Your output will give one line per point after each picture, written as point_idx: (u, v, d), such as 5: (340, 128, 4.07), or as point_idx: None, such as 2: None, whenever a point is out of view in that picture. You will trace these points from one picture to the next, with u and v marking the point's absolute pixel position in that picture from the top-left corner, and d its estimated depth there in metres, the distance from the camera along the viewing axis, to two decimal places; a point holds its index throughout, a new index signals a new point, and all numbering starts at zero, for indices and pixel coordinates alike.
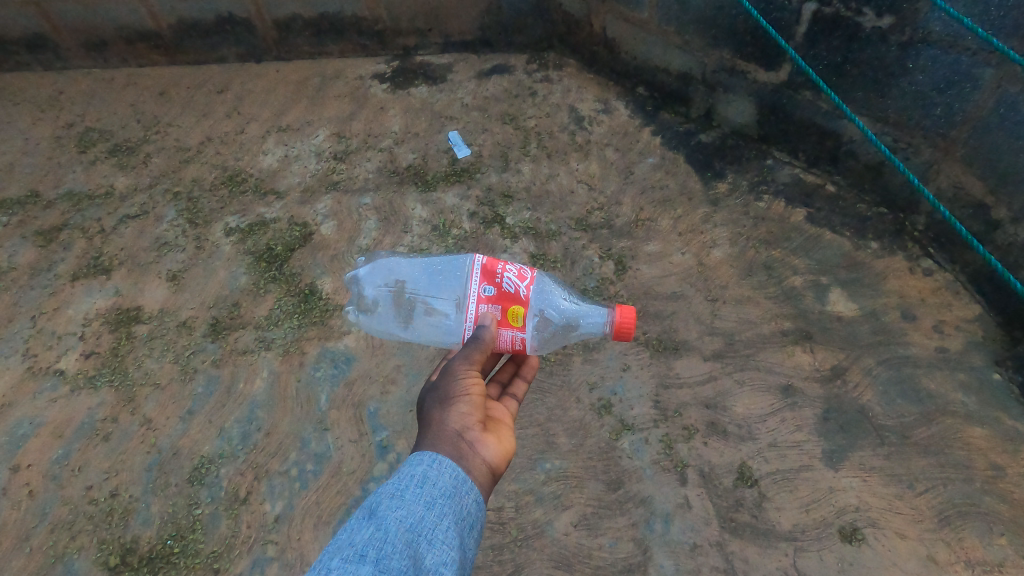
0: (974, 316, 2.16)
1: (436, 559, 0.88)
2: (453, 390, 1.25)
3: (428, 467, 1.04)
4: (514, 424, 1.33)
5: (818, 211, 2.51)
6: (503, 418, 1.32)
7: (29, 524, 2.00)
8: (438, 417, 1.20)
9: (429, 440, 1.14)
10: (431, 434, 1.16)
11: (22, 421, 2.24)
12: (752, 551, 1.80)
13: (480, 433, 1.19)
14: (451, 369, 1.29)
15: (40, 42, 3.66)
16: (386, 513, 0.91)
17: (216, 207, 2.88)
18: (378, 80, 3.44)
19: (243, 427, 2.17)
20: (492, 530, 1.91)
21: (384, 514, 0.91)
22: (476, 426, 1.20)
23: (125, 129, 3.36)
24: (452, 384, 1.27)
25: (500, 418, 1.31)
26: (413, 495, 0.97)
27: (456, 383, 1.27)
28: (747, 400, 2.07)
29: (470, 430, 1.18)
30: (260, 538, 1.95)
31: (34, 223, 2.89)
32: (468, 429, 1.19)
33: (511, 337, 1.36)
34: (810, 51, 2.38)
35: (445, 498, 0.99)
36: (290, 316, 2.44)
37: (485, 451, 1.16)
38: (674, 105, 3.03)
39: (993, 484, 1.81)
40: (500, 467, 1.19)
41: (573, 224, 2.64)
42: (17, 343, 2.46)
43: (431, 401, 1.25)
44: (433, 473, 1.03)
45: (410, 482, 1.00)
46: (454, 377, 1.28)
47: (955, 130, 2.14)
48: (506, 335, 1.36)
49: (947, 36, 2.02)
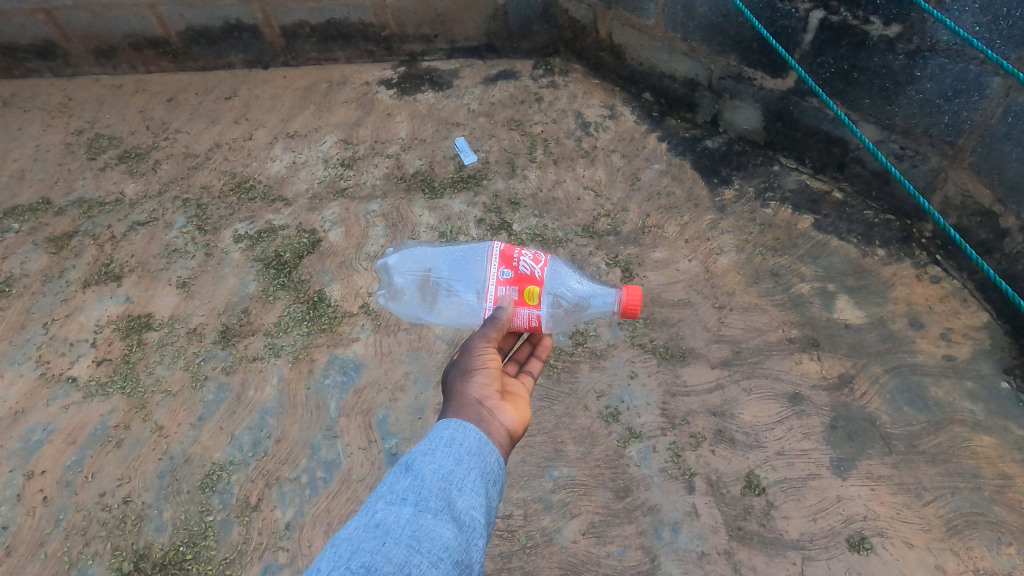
0: (982, 324, 2.16)
1: (467, 504, 0.93)
2: (472, 363, 1.27)
3: (454, 429, 1.07)
4: (530, 398, 1.34)
5: (824, 218, 2.52)
6: (520, 392, 1.33)
7: (44, 531, 2.03)
8: (459, 388, 1.22)
9: (452, 407, 1.15)
10: (453, 402, 1.17)
11: (36, 427, 2.27)
12: (761, 559, 1.80)
13: (499, 402, 1.21)
14: (469, 345, 1.31)
15: (51, 49, 3.70)
16: (421, 465, 0.96)
17: (225, 214, 2.90)
18: (384, 86, 3.46)
19: (254, 434, 2.19)
20: (501, 538, 1.93)
21: (419, 466, 0.96)
22: (495, 395, 1.22)
23: (135, 135, 3.39)
24: (471, 358, 1.28)
25: (518, 392, 1.33)
26: (443, 451, 1.00)
27: (475, 357, 1.28)
28: (755, 408, 2.08)
29: (489, 398, 1.20)
30: (272, 544, 1.97)
31: (45, 230, 2.92)
32: (487, 397, 1.21)
33: (527, 315, 1.38)
34: (816, 58, 2.39)
35: (472, 454, 1.02)
36: (299, 322, 2.46)
37: (505, 417, 1.18)
38: (680, 111, 3.05)
39: (1001, 493, 1.82)
40: (518, 434, 1.21)
41: (579, 231, 2.65)
42: (30, 350, 2.48)
43: (452, 374, 1.27)
44: (458, 434, 1.05)
45: (438, 441, 1.03)
46: (472, 352, 1.29)
47: (962, 138, 2.14)
48: (522, 313, 1.38)
49: (954, 46, 2.02)
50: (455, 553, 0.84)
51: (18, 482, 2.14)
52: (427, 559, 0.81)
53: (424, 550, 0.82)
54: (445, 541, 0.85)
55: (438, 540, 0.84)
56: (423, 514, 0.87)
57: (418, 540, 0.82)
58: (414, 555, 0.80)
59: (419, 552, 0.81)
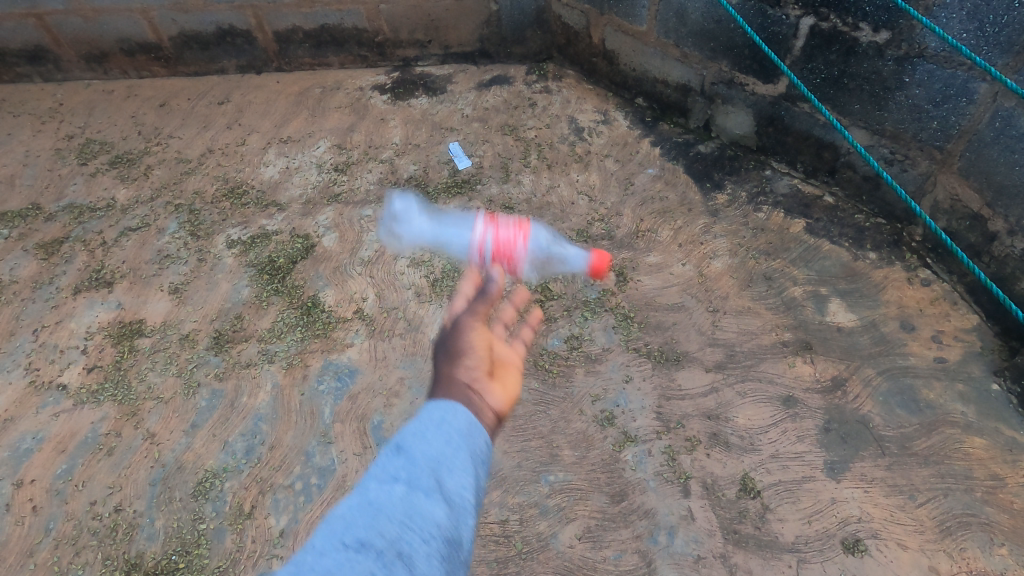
0: (972, 326, 2.18)
1: (460, 484, 0.89)
2: (459, 344, 1.20)
3: (441, 409, 1.00)
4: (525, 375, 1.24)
5: (816, 222, 2.54)
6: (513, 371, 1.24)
7: (33, 541, 2.00)
8: (445, 370, 1.14)
9: (437, 389, 1.08)
10: (439, 385, 1.10)
11: (25, 436, 2.24)
12: (756, 562, 1.80)
13: (488, 383, 1.13)
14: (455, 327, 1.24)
15: (41, 55, 3.67)
16: (412, 445, 0.92)
17: (217, 219, 2.88)
18: (378, 91, 3.47)
19: (247, 440, 2.17)
20: (497, 543, 1.91)
21: (410, 446, 0.92)
22: (484, 376, 1.14)
23: (126, 141, 3.37)
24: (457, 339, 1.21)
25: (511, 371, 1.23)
26: (433, 431, 0.95)
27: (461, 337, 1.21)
28: (750, 411, 2.09)
29: (478, 380, 1.13)
30: (265, 553, 1.94)
31: (35, 236, 2.89)
32: (476, 379, 1.13)
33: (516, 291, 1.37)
34: (808, 64, 2.43)
35: (462, 434, 0.96)
36: (293, 327, 2.45)
37: (493, 399, 1.10)
38: (673, 116, 3.08)
39: (993, 494, 1.83)
40: (510, 416, 1.13)
41: (573, 236, 2.66)
42: (20, 357, 2.45)
43: (439, 356, 1.20)
44: (446, 415, 0.99)
45: (428, 421, 0.97)
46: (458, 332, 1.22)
47: (951, 143, 2.17)
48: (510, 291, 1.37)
49: (942, 52, 2.05)
50: (447, 532, 0.82)
51: (6, 491, 2.11)
52: (418, 536, 0.80)
53: (415, 528, 0.80)
54: (436, 520, 0.82)
55: (429, 519, 0.82)
56: (415, 493, 0.84)
57: (408, 518, 0.81)
58: (405, 532, 0.80)
59: (409, 529, 0.80)
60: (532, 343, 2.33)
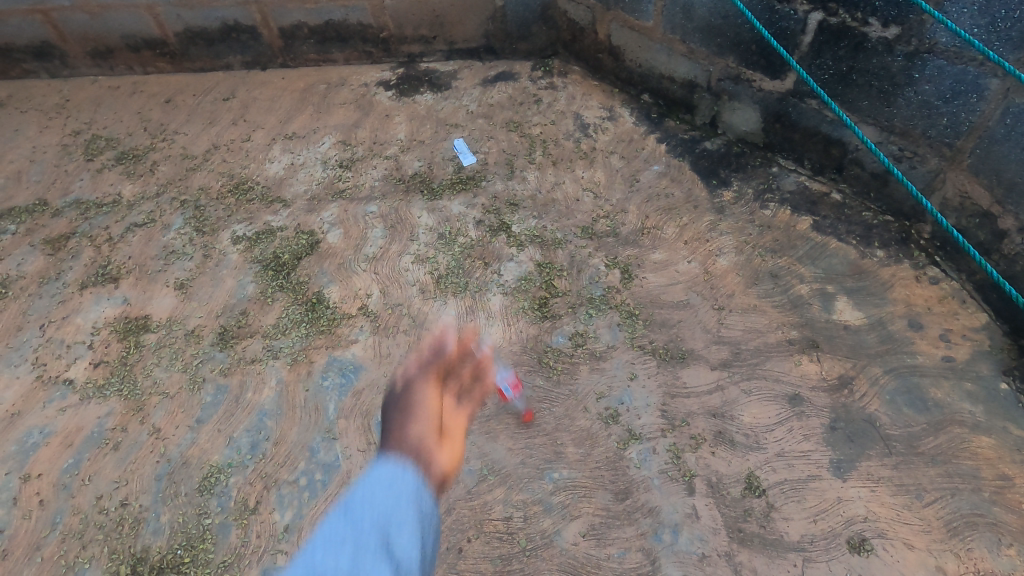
0: (981, 325, 2.16)
1: (404, 542, 0.92)
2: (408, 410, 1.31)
3: (391, 469, 1.08)
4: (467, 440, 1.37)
5: (823, 219, 2.52)
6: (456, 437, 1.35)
7: (40, 534, 2.01)
8: (395, 430, 1.26)
9: (389, 448, 1.17)
10: (391, 444, 1.20)
11: (32, 430, 2.25)
12: (761, 560, 1.80)
13: (435, 443, 1.24)
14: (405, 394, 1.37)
15: (48, 51, 3.68)
16: (361, 506, 0.97)
17: (222, 216, 2.89)
18: (383, 87, 3.46)
19: (252, 436, 2.18)
20: (501, 540, 1.91)
21: (358, 507, 0.97)
22: (432, 436, 1.25)
23: (132, 137, 3.37)
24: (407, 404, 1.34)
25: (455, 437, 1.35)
26: (382, 490, 1.01)
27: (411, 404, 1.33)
28: (755, 410, 2.08)
29: (426, 440, 1.23)
30: (270, 548, 1.95)
31: (42, 231, 2.90)
32: (424, 439, 1.23)
33: None
34: (815, 60, 2.40)
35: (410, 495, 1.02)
36: (298, 323, 2.45)
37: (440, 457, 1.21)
38: (679, 113, 3.06)
39: (1001, 494, 1.82)
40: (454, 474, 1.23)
41: (579, 232, 2.65)
42: (27, 352, 2.47)
43: (390, 420, 1.30)
44: (395, 476, 1.06)
45: (377, 481, 1.03)
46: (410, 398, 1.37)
47: (961, 140, 2.15)
48: None
49: (952, 48, 2.04)
50: None
51: (14, 485, 2.12)
52: None
53: None
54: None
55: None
56: (360, 554, 0.88)
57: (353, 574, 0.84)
58: None
59: None
60: (536, 340, 2.33)
